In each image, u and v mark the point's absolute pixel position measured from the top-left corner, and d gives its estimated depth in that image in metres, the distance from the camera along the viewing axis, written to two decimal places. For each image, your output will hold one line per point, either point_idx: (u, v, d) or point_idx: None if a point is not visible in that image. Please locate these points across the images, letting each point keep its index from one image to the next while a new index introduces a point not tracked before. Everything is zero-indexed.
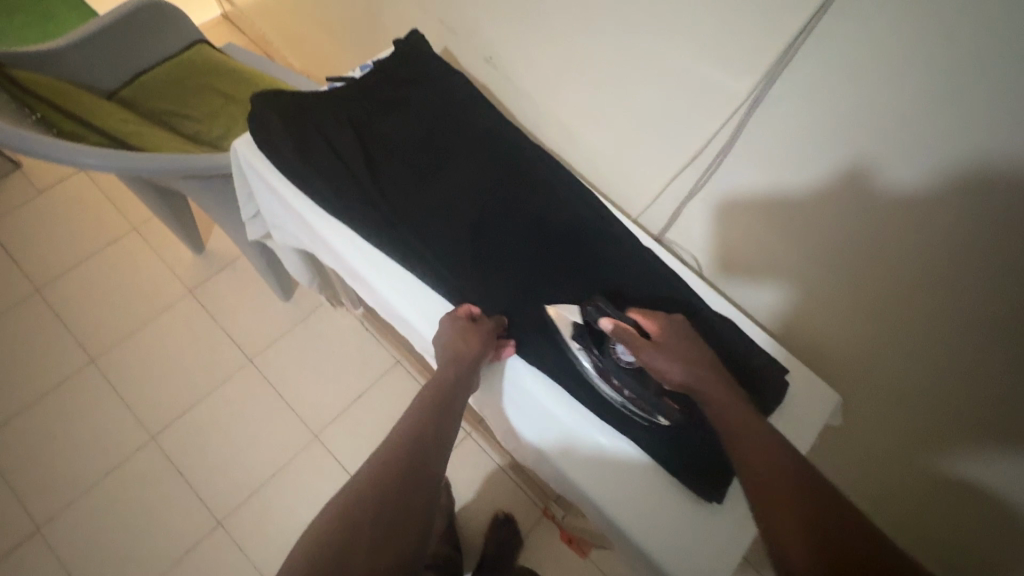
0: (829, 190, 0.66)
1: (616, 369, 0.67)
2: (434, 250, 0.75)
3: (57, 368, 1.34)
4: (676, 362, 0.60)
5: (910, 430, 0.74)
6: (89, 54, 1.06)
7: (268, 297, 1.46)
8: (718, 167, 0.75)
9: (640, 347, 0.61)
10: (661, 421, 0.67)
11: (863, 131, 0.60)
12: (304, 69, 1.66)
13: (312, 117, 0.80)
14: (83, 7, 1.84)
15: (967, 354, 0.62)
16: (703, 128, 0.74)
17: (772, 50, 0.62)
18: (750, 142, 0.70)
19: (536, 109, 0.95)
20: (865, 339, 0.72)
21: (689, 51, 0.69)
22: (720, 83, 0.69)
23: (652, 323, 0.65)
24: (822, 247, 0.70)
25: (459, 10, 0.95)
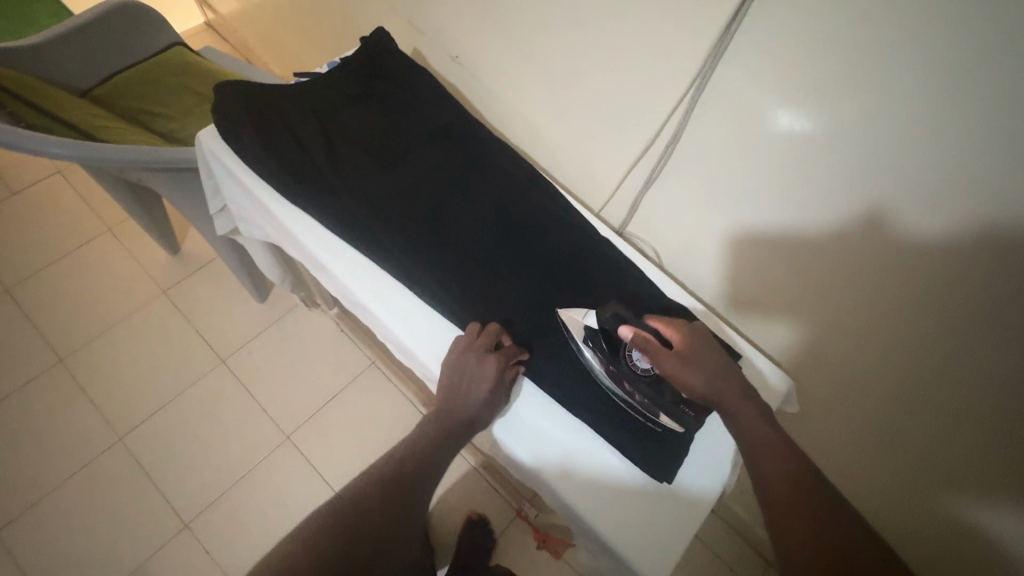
0: (852, 232, 0.65)
1: (629, 377, 0.67)
2: (396, 238, 0.76)
3: (24, 368, 1.32)
4: (697, 375, 0.61)
5: (875, 412, 0.77)
6: (64, 52, 1.07)
7: (243, 297, 1.46)
8: (669, 157, 0.78)
9: (663, 358, 0.62)
10: (675, 428, 0.68)
11: (862, 166, 0.59)
12: (285, 75, 1.69)
13: (280, 110, 0.82)
14: (66, 13, 1.85)
15: (925, 333, 0.65)
16: (653, 117, 0.76)
17: (707, 40, 0.64)
18: (698, 131, 0.72)
19: (501, 108, 0.98)
20: (828, 328, 0.75)
21: (641, 45, 0.71)
22: (671, 76, 0.71)
23: (673, 333, 0.64)
24: (778, 243, 0.73)
25: (425, 10, 0.98)
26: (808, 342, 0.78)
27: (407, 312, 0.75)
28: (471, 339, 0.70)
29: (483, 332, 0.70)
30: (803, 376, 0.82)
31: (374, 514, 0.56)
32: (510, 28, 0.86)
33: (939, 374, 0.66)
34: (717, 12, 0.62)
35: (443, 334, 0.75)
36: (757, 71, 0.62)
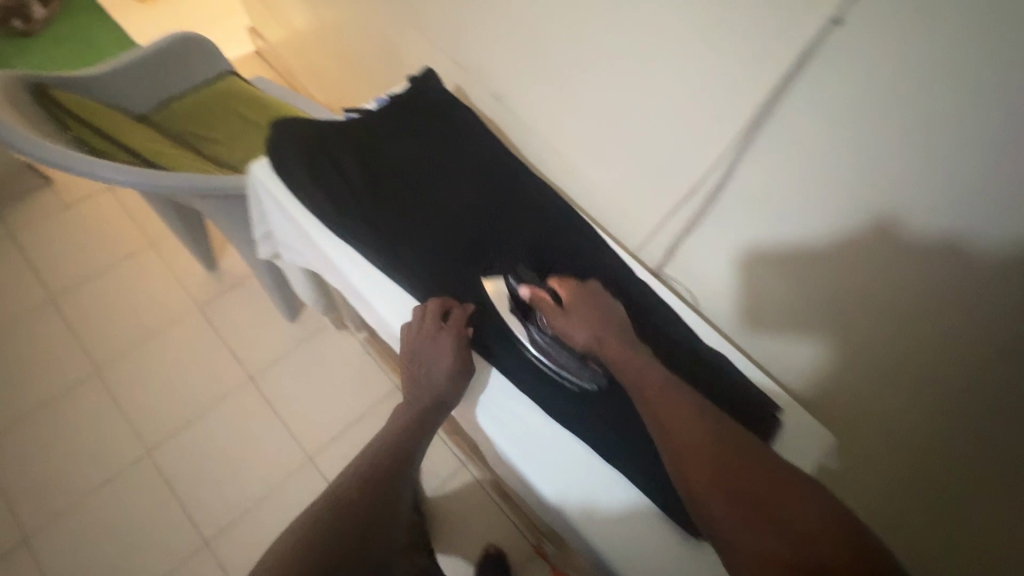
0: (857, 240, 0.65)
1: (544, 338, 0.71)
2: (436, 275, 0.77)
3: (63, 377, 1.36)
4: (578, 323, 0.66)
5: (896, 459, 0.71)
6: (128, 80, 1.13)
7: (274, 316, 1.49)
8: (712, 204, 0.78)
9: (549, 313, 0.68)
10: (590, 385, 0.71)
11: (871, 180, 0.61)
12: (328, 103, 1.74)
13: (330, 143, 0.85)
14: (126, 39, 1.96)
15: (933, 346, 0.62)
16: (697, 166, 0.77)
17: (758, 95, 0.66)
18: (744, 182, 0.73)
19: (540, 146, 1.00)
20: (845, 353, 0.72)
21: (687, 92, 0.72)
22: (720, 123, 0.71)
23: (564, 289, 0.69)
24: (798, 264, 0.72)
25: (471, 50, 1.01)
26: (819, 373, 0.76)
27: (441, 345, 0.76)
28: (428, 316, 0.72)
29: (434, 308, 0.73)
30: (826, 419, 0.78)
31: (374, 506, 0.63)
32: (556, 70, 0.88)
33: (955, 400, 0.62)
34: (770, 71, 0.63)
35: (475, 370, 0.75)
36: (804, 123, 0.64)
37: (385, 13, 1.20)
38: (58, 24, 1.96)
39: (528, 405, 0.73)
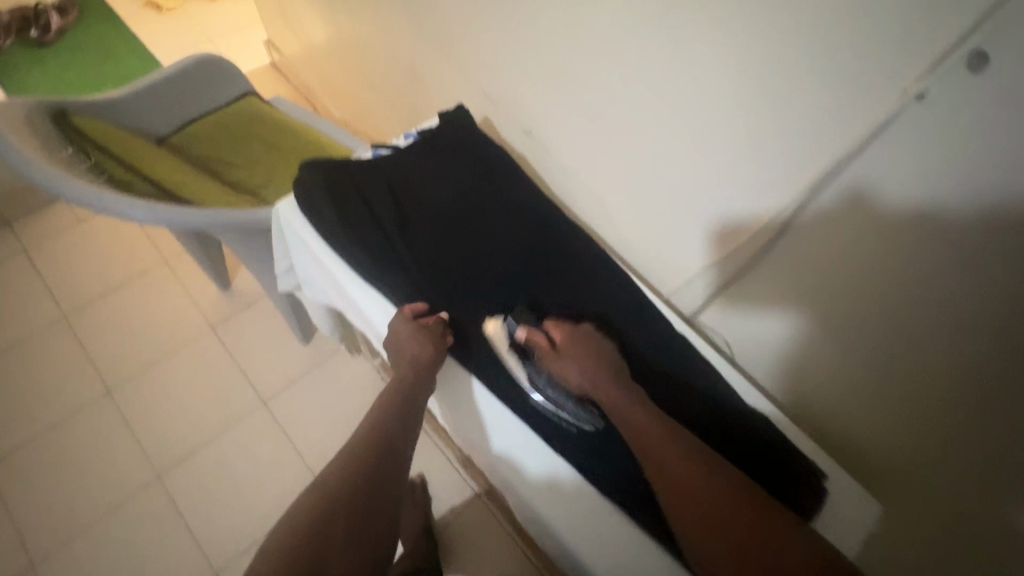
0: (835, 210, 0.64)
1: (539, 378, 0.71)
2: (469, 327, 0.76)
3: (74, 397, 1.34)
4: (573, 366, 0.67)
5: (886, 455, 0.72)
6: (149, 103, 1.12)
7: (288, 338, 1.47)
8: (756, 262, 0.74)
9: (547, 356, 0.69)
10: (589, 427, 0.70)
11: (867, 158, 0.59)
12: (346, 119, 1.73)
13: (358, 187, 0.82)
14: (143, 49, 1.95)
15: (904, 340, 0.63)
16: (744, 223, 0.74)
17: (823, 160, 0.62)
18: (795, 242, 0.69)
19: (570, 183, 0.98)
20: (826, 354, 0.72)
21: (736, 147, 0.69)
22: (772, 181, 0.68)
23: (558, 330, 0.70)
24: (783, 266, 0.72)
25: (501, 83, 0.99)
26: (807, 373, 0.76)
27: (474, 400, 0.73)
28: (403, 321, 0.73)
29: (410, 309, 0.73)
30: (821, 426, 0.78)
31: (362, 495, 0.62)
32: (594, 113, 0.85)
33: (935, 397, 0.62)
34: (843, 135, 0.59)
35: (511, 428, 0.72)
36: (872, 190, 0.60)
37: (412, 39, 1.18)
38: (74, 34, 1.95)
39: (560, 466, 0.71)
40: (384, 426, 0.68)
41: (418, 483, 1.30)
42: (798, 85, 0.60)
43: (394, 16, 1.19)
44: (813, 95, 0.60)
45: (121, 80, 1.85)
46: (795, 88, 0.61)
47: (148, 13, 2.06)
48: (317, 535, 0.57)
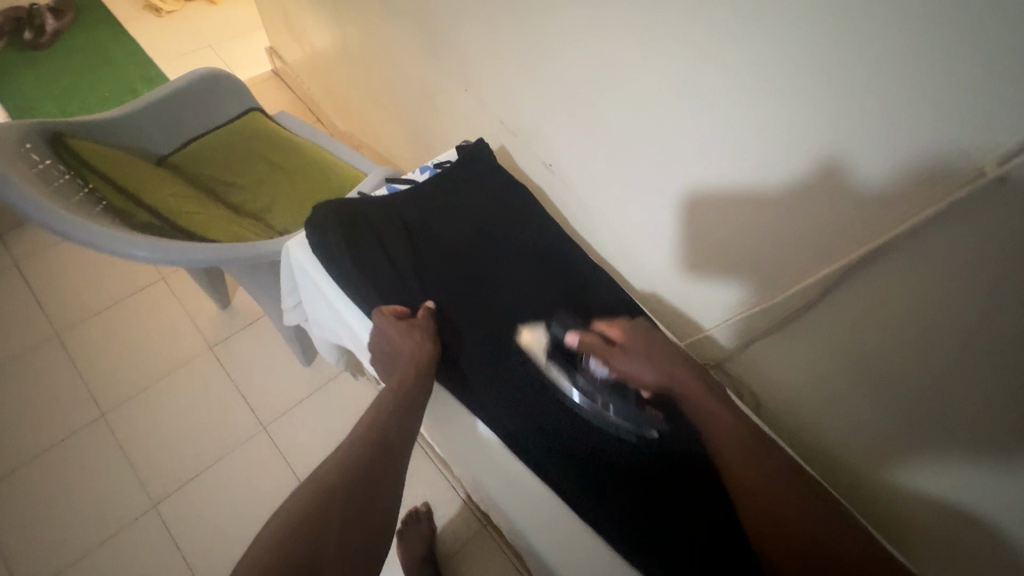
0: (802, 186, 0.62)
1: (592, 386, 0.71)
2: (487, 377, 0.73)
3: (66, 420, 1.29)
4: (644, 362, 0.71)
5: (903, 502, 0.69)
6: (148, 121, 1.07)
7: (289, 359, 1.43)
8: (796, 318, 0.70)
9: (610, 355, 0.72)
10: (652, 435, 0.69)
11: (837, 133, 0.56)
12: (350, 131, 1.69)
13: (376, 234, 0.79)
14: (140, 53, 1.90)
15: (902, 374, 0.62)
16: (782, 279, 0.70)
17: (882, 229, 0.57)
18: (837, 304, 0.65)
19: (590, 219, 0.95)
20: (833, 391, 0.71)
21: (769, 207, 0.66)
22: (813, 243, 0.64)
23: (615, 330, 0.75)
24: (823, 325, 0.68)
25: (519, 113, 0.95)
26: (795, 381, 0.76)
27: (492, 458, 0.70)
28: (386, 319, 0.71)
29: (390, 312, 0.72)
30: (840, 472, 0.77)
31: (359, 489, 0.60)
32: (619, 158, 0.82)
33: (933, 431, 0.62)
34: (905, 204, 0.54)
35: (530, 493, 0.68)
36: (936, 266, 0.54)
37: (422, 60, 1.13)
38: (69, 36, 1.90)
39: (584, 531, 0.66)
40: (383, 421, 0.65)
41: (423, 510, 1.28)
42: (840, 161, 0.57)
43: (404, 35, 1.14)
44: (870, 159, 0.55)
45: (117, 85, 1.80)
46: (836, 164, 0.58)
47: (146, 15, 2.01)
48: (311, 529, 0.55)
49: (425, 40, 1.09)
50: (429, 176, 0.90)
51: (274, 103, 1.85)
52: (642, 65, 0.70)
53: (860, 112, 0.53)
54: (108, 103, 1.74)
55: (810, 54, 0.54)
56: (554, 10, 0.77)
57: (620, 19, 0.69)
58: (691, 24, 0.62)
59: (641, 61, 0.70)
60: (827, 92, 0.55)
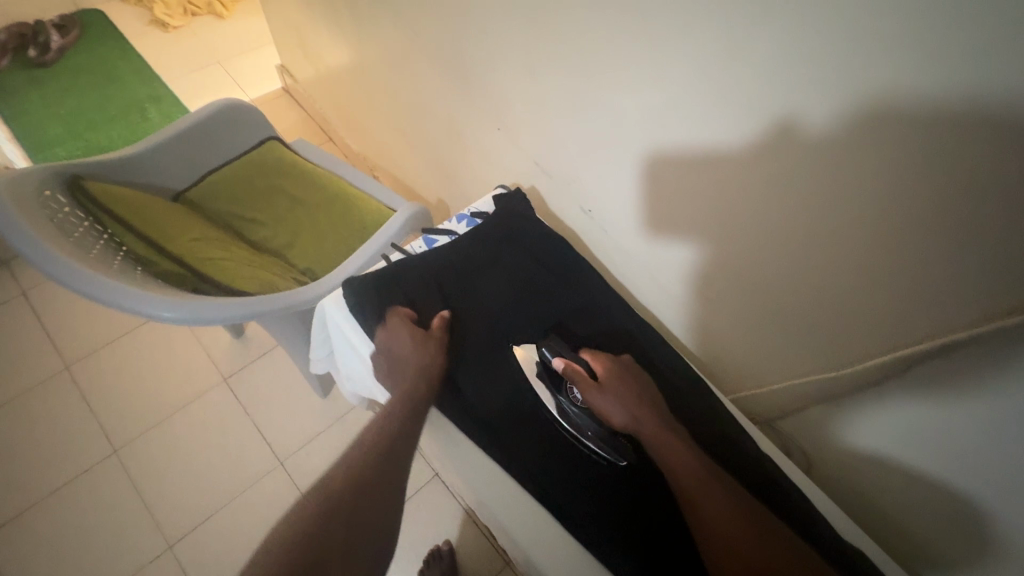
0: (761, 147, 0.60)
1: (572, 409, 0.69)
2: (533, 442, 0.70)
3: (78, 457, 1.26)
4: (617, 402, 0.65)
5: (938, 538, 0.68)
6: (166, 157, 1.05)
7: (304, 390, 1.40)
8: (858, 393, 0.67)
9: (587, 389, 0.67)
10: (620, 463, 0.67)
11: (778, 89, 0.55)
12: (364, 152, 1.65)
13: (406, 299, 0.77)
14: (146, 69, 1.86)
15: (918, 408, 0.62)
16: (846, 353, 0.66)
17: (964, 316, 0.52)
18: (907, 386, 0.61)
19: (626, 263, 0.91)
20: (796, 361, 0.73)
21: (828, 275, 0.62)
22: (880, 325, 0.60)
23: (599, 363, 0.70)
24: (882, 395, 0.65)
25: (551, 152, 0.92)
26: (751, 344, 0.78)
27: (538, 534, 0.66)
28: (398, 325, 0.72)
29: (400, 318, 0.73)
30: (894, 528, 0.74)
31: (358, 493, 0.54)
32: (660, 209, 0.78)
33: (927, 437, 0.63)
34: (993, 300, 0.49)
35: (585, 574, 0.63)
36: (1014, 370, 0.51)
37: (444, 89, 1.09)
38: (75, 53, 1.87)
39: None
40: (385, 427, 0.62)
41: (446, 549, 1.22)
42: (908, 247, 0.53)
43: (424, 63, 1.10)
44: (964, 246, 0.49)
45: (123, 103, 1.76)
46: (901, 251, 0.54)
47: (154, 31, 1.98)
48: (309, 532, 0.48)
49: (448, 71, 1.04)
50: (468, 228, 0.89)
51: (285, 122, 1.81)
52: (689, 123, 0.66)
53: (935, 200, 0.49)
54: (114, 122, 1.71)
55: (878, 135, 0.50)
56: (589, 52, 0.72)
57: (660, 69, 0.65)
58: (745, 89, 0.58)
59: (685, 116, 0.66)
60: (895, 178, 0.50)
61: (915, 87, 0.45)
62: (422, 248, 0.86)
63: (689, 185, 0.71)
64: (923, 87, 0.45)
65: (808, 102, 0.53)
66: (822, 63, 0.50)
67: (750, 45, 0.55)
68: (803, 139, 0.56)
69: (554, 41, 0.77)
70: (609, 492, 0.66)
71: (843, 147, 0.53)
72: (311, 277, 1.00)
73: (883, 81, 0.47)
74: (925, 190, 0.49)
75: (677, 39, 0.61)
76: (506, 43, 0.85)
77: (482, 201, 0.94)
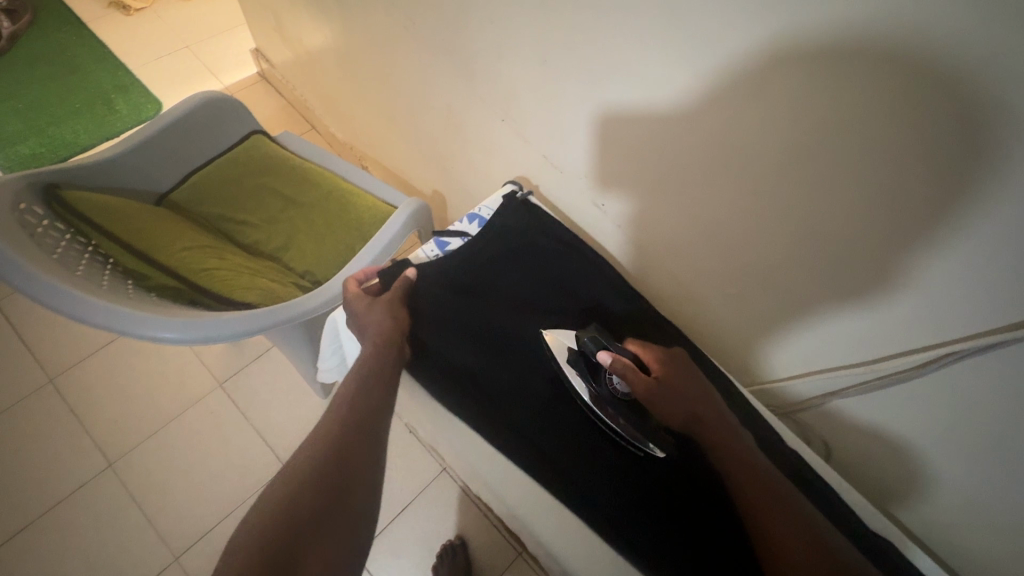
0: (743, 122, 0.60)
1: (610, 400, 0.69)
2: (559, 448, 0.69)
3: (72, 473, 1.21)
4: (679, 396, 0.67)
5: (954, 521, 0.71)
6: (146, 159, 0.99)
7: (305, 392, 1.36)
8: (883, 386, 0.68)
9: (640, 382, 0.67)
10: (657, 454, 0.68)
11: (761, 57, 0.54)
12: (351, 141, 1.59)
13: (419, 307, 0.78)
14: (107, 56, 1.74)
15: (937, 399, 0.63)
16: (868, 350, 0.67)
17: (998, 316, 0.53)
18: (933, 381, 0.62)
19: (638, 257, 0.90)
20: (815, 352, 0.73)
21: (860, 270, 0.61)
22: (906, 324, 0.61)
23: (650, 358, 0.71)
24: (910, 391, 0.65)
25: (558, 146, 0.88)
26: (747, 323, 0.80)
27: (569, 542, 0.65)
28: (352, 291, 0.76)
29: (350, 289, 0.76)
30: (913, 512, 0.76)
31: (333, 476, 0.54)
32: (681, 206, 0.75)
33: (947, 425, 0.64)
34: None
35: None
36: None
37: (440, 77, 1.04)
38: (28, 41, 1.73)
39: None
40: (357, 407, 0.62)
41: (458, 544, 1.22)
42: (951, 244, 0.52)
43: (418, 51, 1.04)
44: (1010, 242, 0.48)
45: (86, 94, 1.65)
46: (944, 249, 0.52)
47: (114, 14, 1.85)
48: (282, 525, 0.49)
49: (445, 59, 0.99)
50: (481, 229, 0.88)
51: (264, 110, 1.72)
52: (710, 115, 0.63)
53: (989, 199, 0.47)
54: (79, 115, 1.60)
55: (919, 127, 0.48)
56: (600, 41, 0.68)
57: (680, 59, 0.61)
58: (772, 80, 0.55)
59: (703, 107, 0.63)
60: (936, 168, 0.49)
61: (958, 79, 0.43)
62: (434, 252, 0.85)
63: (708, 179, 0.69)
64: (982, 80, 0.42)
65: (853, 102, 0.51)
66: (862, 52, 0.47)
67: (784, 38, 0.52)
68: (846, 140, 0.53)
69: (561, 28, 0.72)
70: (640, 486, 0.66)
71: (890, 149, 0.51)
72: (311, 281, 0.96)
73: (925, 70, 0.45)
74: (977, 185, 0.47)
75: (704, 31, 0.57)
76: (510, 33, 0.81)
77: (491, 196, 0.91)
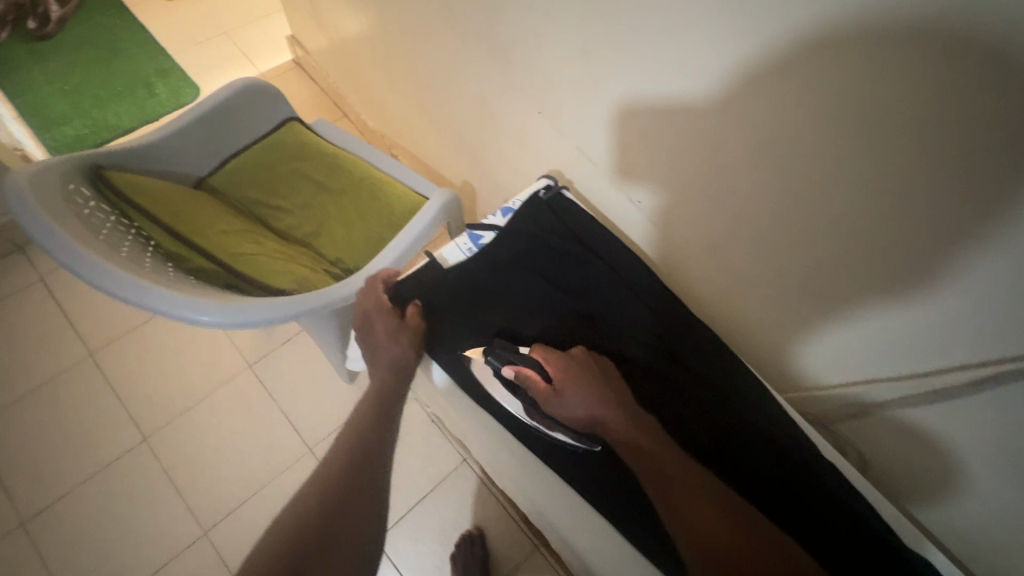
0: (791, 119, 0.57)
1: (534, 410, 0.67)
2: (588, 448, 0.68)
3: (109, 445, 1.26)
4: (579, 404, 0.62)
5: (1002, 542, 0.68)
6: (186, 142, 1.00)
7: (330, 378, 1.38)
8: (930, 401, 0.65)
9: (543, 396, 0.64)
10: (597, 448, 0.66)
11: (815, 52, 0.51)
12: (382, 130, 1.59)
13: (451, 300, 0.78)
14: (149, 40, 1.77)
15: (989, 418, 0.60)
16: (915, 361, 0.64)
17: None
18: (984, 398, 0.59)
19: (672, 256, 0.88)
20: (859, 364, 0.71)
21: (911, 281, 0.58)
22: (956, 337, 0.58)
23: (548, 364, 0.66)
24: (961, 408, 0.62)
25: (594, 139, 0.86)
26: (785, 328, 0.78)
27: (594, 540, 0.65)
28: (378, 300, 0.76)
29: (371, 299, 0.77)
30: (955, 530, 0.73)
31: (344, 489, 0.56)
32: (721, 206, 0.73)
33: (998, 444, 0.61)
34: None
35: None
36: None
37: (474, 67, 1.02)
38: (75, 25, 1.78)
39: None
40: (360, 427, 0.64)
41: (477, 534, 1.23)
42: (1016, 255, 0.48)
43: (454, 40, 1.03)
44: None
45: (128, 77, 1.69)
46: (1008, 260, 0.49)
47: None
48: (296, 534, 0.51)
49: (480, 48, 0.97)
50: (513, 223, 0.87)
51: (299, 97, 1.74)
52: (755, 112, 0.60)
53: None
54: (121, 97, 1.64)
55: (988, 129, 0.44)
56: (642, 32, 0.66)
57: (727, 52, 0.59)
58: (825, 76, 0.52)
59: (749, 102, 0.60)
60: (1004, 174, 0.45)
61: None
62: (468, 245, 0.85)
63: (751, 179, 0.66)
64: None
65: (918, 103, 0.47)
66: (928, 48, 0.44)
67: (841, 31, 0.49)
68: (910, 147, 0.50)
69: (601, 18, 0.70)
70: None
71: (961, 157, 0.47)
72: (342, 269, 0.97)
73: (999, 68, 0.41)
74: None
75: (754, 24, 0.54)
76: (549, 23, 0.79)
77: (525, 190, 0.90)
